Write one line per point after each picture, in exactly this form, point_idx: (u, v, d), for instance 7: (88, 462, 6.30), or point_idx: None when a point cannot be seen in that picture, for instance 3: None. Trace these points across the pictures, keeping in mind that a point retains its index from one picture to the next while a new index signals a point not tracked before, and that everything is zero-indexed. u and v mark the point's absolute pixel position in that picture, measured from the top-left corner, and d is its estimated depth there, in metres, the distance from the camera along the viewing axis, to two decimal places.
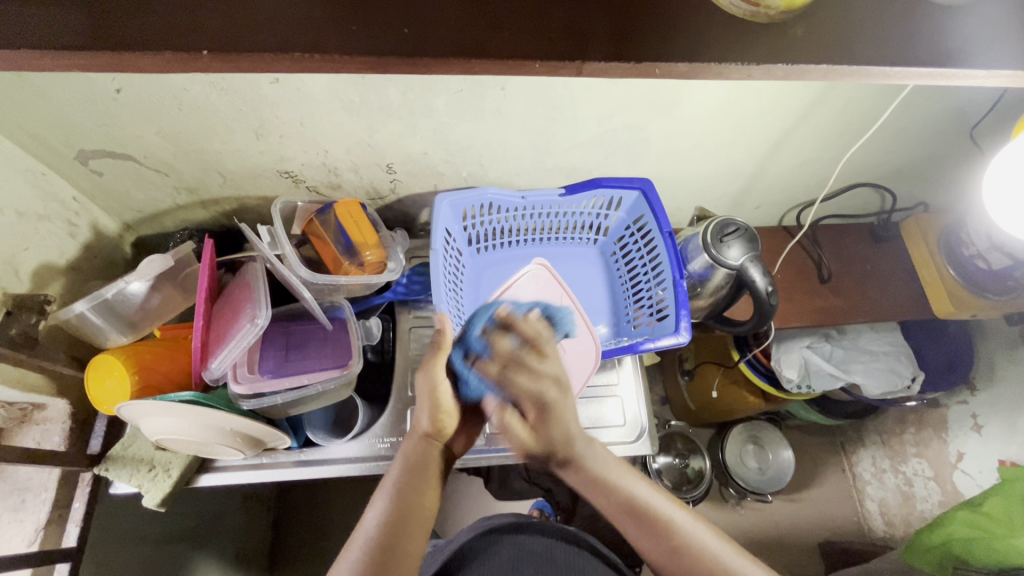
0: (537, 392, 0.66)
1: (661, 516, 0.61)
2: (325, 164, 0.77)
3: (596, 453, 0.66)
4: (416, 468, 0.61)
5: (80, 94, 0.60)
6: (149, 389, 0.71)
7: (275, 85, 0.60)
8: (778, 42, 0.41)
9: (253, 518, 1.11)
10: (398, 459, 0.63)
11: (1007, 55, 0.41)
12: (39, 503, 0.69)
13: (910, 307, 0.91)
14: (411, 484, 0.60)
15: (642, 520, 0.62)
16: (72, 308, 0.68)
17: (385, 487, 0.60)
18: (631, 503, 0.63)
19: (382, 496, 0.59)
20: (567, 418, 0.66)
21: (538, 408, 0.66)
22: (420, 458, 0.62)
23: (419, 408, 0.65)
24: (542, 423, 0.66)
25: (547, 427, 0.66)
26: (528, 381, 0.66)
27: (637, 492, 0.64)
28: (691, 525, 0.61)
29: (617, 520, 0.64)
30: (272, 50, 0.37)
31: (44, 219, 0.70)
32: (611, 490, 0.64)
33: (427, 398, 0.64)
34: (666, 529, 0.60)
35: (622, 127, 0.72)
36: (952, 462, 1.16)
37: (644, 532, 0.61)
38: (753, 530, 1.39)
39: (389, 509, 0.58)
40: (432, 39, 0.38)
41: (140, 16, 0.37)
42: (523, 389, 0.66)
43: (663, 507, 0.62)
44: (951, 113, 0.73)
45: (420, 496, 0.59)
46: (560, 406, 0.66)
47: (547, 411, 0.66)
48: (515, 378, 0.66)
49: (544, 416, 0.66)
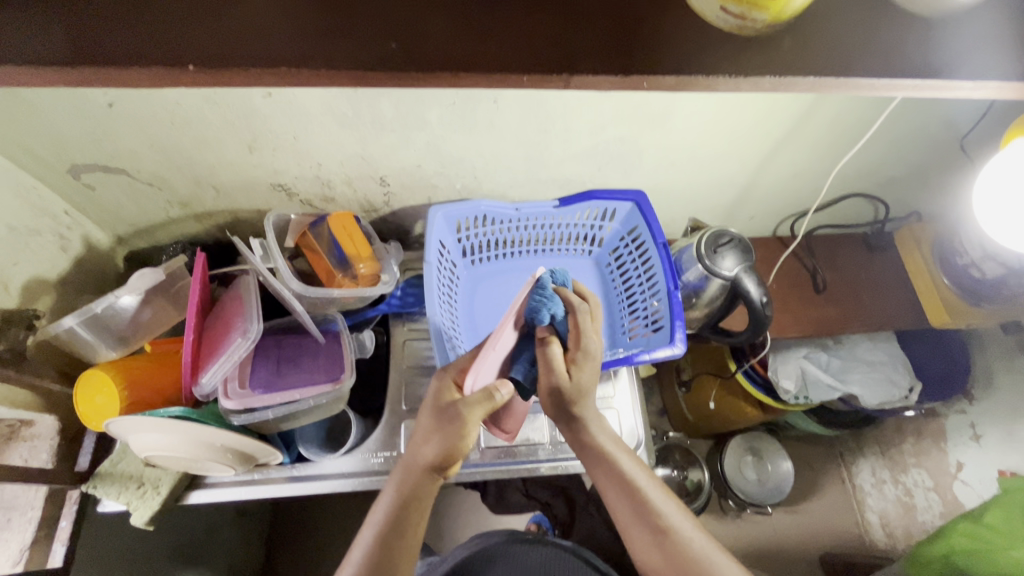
0: (591, 342, 0.63)
1: (652, 499, 0.61)
2: (319, 177, 0.77)
3: (602, 426, 0.65)
4: (411, 505, 0.59)
5: (72, 107, 0.60)
6: (139, 405, 0.70)
7: (269, 98, 0.60)
8: (765, 55, 0.41)
9: (245, 535, 1.09)
10: (392, 490, 0.60)
11: (993, 66, 0.41)
12: (24, 522, 0.67)
13: (906, 316, 0.91)
14: (403, 520, 0.58)
15: (634, 501, 0.61)
16: (62, 323, 0.67)
17: (374, 520, 0.59)
18: (627, 479, 0.62)
19: (370, 531, 0.58)
20: (593, 379, 0.64)
21: (583, 350, 0.62)
22: (417, 493, 0.60)
23: (427, 440, 0.60)
24: (577, 367, 0.62)
25: (579, 373, 0.62)
26: (590, 326, 0.63)
27: (633, 471, 0.63)
28: (679, 515, 0.61)
29: (607, 491, 0.63)
30: (261, 65, 0.37)
31: (35, 233, 0.70)
32: (609, 462, 0.63)
33: (441, 438, 0.59)
34: (654, 512, 0.60)
35: (615, 139, 0.72)
36: (952, 471, 1.16)
37: (631, 509, 0.61)
38: (753, 543, 1.37)
39: (377, 544, 0.57)
40: (421, 53, 0.39)
41: (128, 30, 0.37)
42: (586, 330, 0.63)
43: (656, 491, 0.62)
44: (942, 124, 0.73)
45: (409, 533, 0.58)
46: (598, 361, 0.63)
47: (589, 359, 0.62)
48: (583, 316, 0.63)
49: (581, 362, 0.62)
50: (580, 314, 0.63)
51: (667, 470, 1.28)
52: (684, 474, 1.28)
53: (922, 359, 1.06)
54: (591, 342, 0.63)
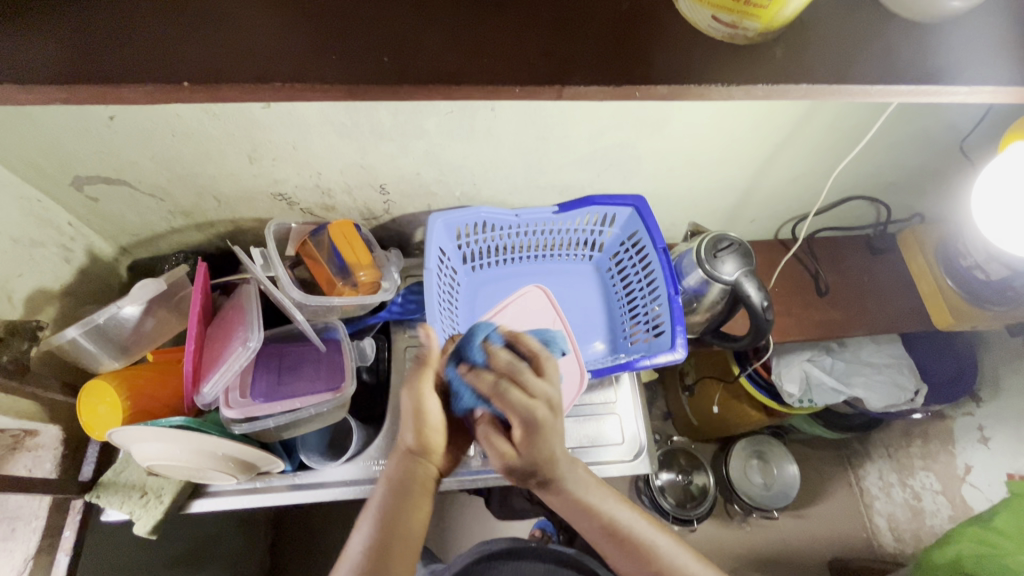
0: (528, 410, 0.55)
1: (644, 540, 0.61)
2: (319, 186, 0.77)
3: (578, 475, 0.61)
4: (400, 489, 0.60)
5: (73, 121, 0.60)
6: (141, 414, 0.70)
7: (268, 109, 0.61)
8: (758, 63, 0.41)
9: (249, 542, 1.09)
10: (383, 479, 0.61)
11: (990, 71, 0.41)
12: (29, 531, 0.68)
13: (910, 319, 0.90)
14: (395, 506, 0.59)
15: (625, 545, 0.61)
16: (64, 334, 0.68)
17: (371, 506, 0.60)
18: (615, 528, 0.61)
19: (366, 520, 0.59)
20: (554, 444, 0.57)
21: (525, 425, 0.56)
22: (404, 475, 0.61)
23: (406, 423, 0.63)
24: (528, 444, 0.56)
25: (533, 449, 0.56)
26: (519, 395, 0.56)
27: (618, 515, 0.62)
28: (672, 548, 0.61)
29: (596, 541, 0.63)
30: (255, 80, 0.37)
31: (39, 244, 0.70)
32: (593, 515, 0.61)
33: (412, 417, 0.61)
34: (648, 554, 0.60)
35: (613, 145, 0.72)
36: (960, 475, 1.14)
37: (624, 555, 0.61)
38: (760, 548, 1.36)
39: (372, 534, 0.57)
40: (415, 66, 0.39)
41: (126, 48, 0.38)
42: (516, 405, 0.56)
43: (646, 530, 0.62)
44: (942, 127, 0.73)
45: (404, 520, 0.58)
46: (549, 427, 0.56)
47: (536, 430, 0.56)
48: (507, 392, 0.56)
49: (530, 436, 0.56)
50: (504, 390, 0.56)
51: (671, 474, 1.27)
52: (689, 478, 1.27)
53: (927, 361, 1.06)
54: (528, 415, 0.55)
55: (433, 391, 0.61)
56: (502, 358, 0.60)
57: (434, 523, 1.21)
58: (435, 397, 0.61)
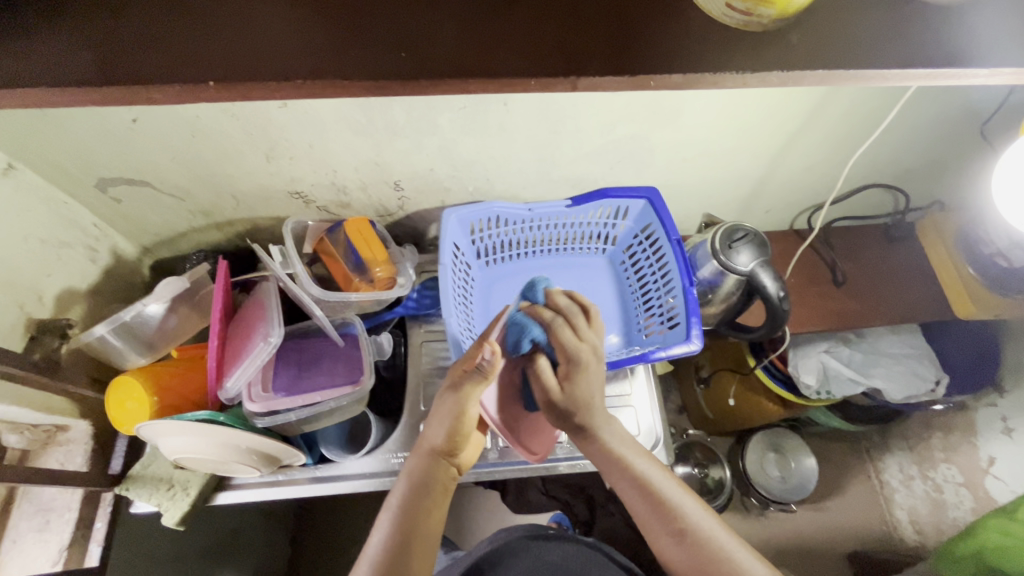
0: (576, 350, 0.63)
1: (670, 500, 0.62)
2: (334, 184, 0.78)
3: (612, 426, 0.65)
4: (423, 488, 0.61)
5: (98, 124, 0.62)
6: (168, 409, 0.72)
7: (284, 108, 0.62)
8: (772, 50, 0.41)
9: (271, 535, 1.11)
10: (405, 476, 0.63)
11: (1011, 53, 0.41)
12: (63, 523, 0.70)
13: (930, 309, 0.89)
14: (416, 505, 0.60)
15: (652, 501, 0.62)
16: (93, 331, 0.70)
17: (391, 504, 0.61)
18: (643, 481, 0.62)
19: (387, 517, 0.60)
20: (594, 388, 0.63)
21: (571, 363, 0.63)
22: (427, 476, 0.62)
23: (436, 423, 0.63)
24: (570, 381, 0.63)
25: (572, 387, 0.63)
26: (570, 338, 0.63)
27: (648, 473, 0.63)
28: (698, 513, 0.61)
29: (626, 496, 0.64)
30: (276, 79, 0.38)
31: (66, 245, 0.72)
32: (624, 466, 0.63)
33: (450, 419, 0.62)
34: (672, 511, 0.61)
35: (625, 137, 0.72)
36: (984, 467, 1.13)
37: (650, 510, 0.62)
38: (778, 541, 1.35)
39: (394, 532, 0.58)
40: (431, 60, 0.39)
41: (149, 50, 0.39)
42: (568, 344, 0.63)
43: (673, 491, 0.62)
44: (961, 111, 0.72)
45: (425, 519, 0.60)
46: (591, 371, 0.63)
47: (580, 369, 0.62)
48: (560, 329, 0.64)
49: (572, 373, 0.63)
50: (558, 326, 0.64)
51: (688, 467, 1.26)
52: (705, 471, 1.26)
53: (948, 352, 1.04)
54: (575, 352, 0.63)
55: (478, 399, 0.62)
56: (562, 302, 0.67)
57: (451, 517, 1.22)
58: (477, 406, 0.62)
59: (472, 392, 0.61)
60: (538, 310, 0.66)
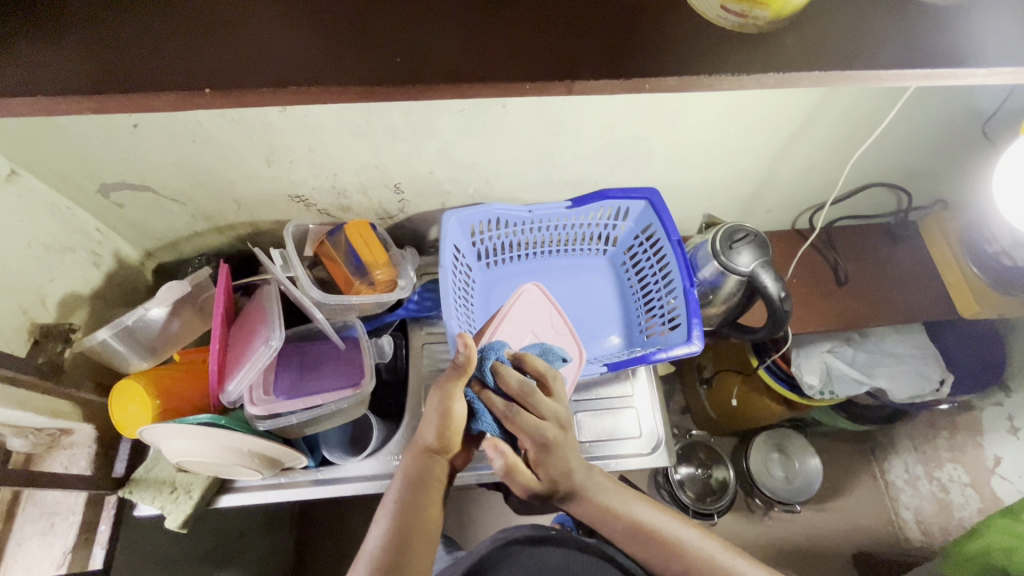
0: (539, 433, 0.61)
1: (670, 536, 0.63)
2: (334, 187, 0.78)
3: (599, 479, 0.66)
4: (418, 484, 0.62)
5: (100, 130, 0.62)
6: (170, 413, 0.73)
7: (284, 113, 0.62)
8: (767, 51, 0.41)
9: (274, 538, 1.12)
10: (400, 475, 0.63)
11: (1008, 52, 0.40)
12: (67, 526, 0.71)
13: (933, 308, 0.88)
14: (413, 501, 0.60)
15: (651, 543, 0.62)
16: (95, 336, 0.70)
17: (388, 503, 0.61)
18: (640, 526, 0.63)
19: (385, 515, 0.60)
20: (568, 460, 0.62)
21: (539, 446, 0.61)
22: (422, 472, 0.63)
23: (427, 422, 0.65)
24: (543, 465, 0.62)
25: (548, 468, 0.62)
26: (531, 420, 0.61)
27: (643, 514, 0.64)
28: (696, 538, 0.63)
29: (623, 543, 0.64)
30: (273, 85, 0.38)
31: (69, 250, 0.73)
32: (618, 517, 0.64)
33: (438, 416, 0.64)
34: (674, 550, 0.62)
35: (624, 138, 0.72)
36: (990, 467, 1.12)
37: (650, 550, 0.63)
38: (782, 542, 1.35)
39: (392, 527, 0.58)
40: (426, 66, 0.39)
41: (147, 58, 0.39)
42: (527, 427, 0.61)
43: (671, 526, 0.64)
44: (963, 110, 0.71)
45: (423, 513, 0.60)
46: (562, 444, 0.62)
47: (548, 451, 0.61)
48: (518, 416, 0.61)
49: (545, 455, 0.62)
50: (515, 415, 0.61)
51: (691, 469, 1.27)
52: (709, 472, 1.27)
53: (953, 352, 1.03)
54: (541, 435, 0.61)
55: (461, 394, 0.63)
56: (515, 380, 0.63)
57: (454, 519, 1.22)
58: (464, 402, 0.64)
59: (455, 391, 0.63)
60: (490, 397, 0.63)
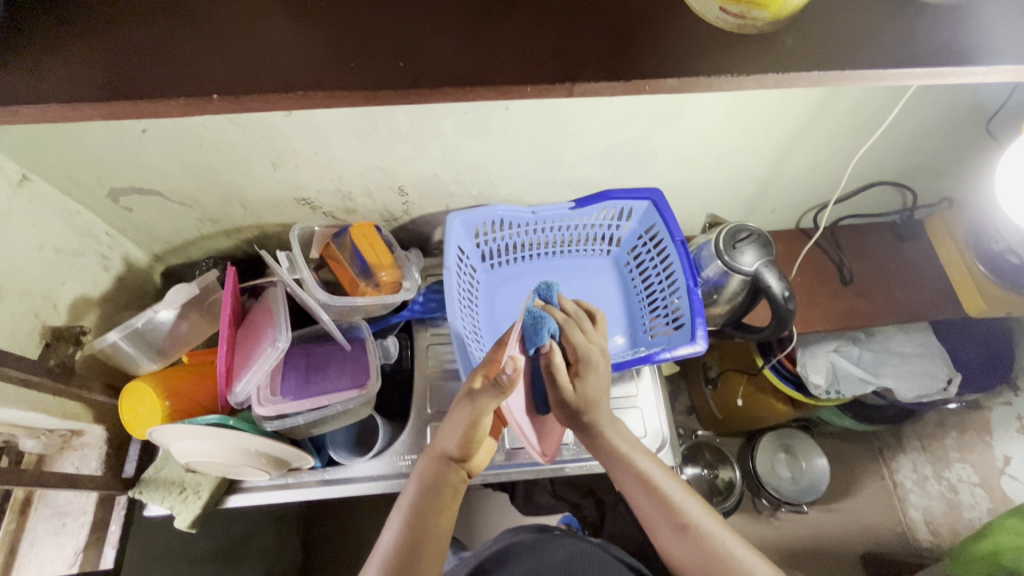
0: (588, 350, 0.61)
1: (673, 498, 0.62)
2: (340, 190, 0.79)
3: (615, 425, 0.65)
4: (432, 489, 0.62)
5: (109, 135, 0.63)
6: (180, 413, 0.74)
7: (289, 117, 0.63)
8: (767, 52, 0.41)
9: (282, 538, 1.12)
10: (416, 477, 0.63)
11: (1008, 51, 0.40)
12: (78, 527, 0.72)
13: (940, 306, 0.88)
14: (426, 506, 0.61)
15: (655, 499, 0.62)
16: (105, 338, 0.72)
17: (401, 505, 0.62)
18: (647, 478, 0.63)
19: (397, 516, 0.61)
20: (602, 388, 0.62)
21: (582, 363, 0.61)
22: (438, 478, 0.63)
23: (448, 431, 0.64)
24: (580, 380, 0.61)
25: (583, 387, 0.61)
26: (581, 335, 0.61)
27: (652, 471, 0.64)
28: (701, 515, 0.61)
29: (629, 490, 0.64)
30: (278, 90, 0.39)
31: (79, 254, 0.74)
32: (627, 462, 0.64)
33: (462, 427, 0.62)
34: (674, 508, 0.61)
35: (627, 139, 0.73)
36: (999, 466, 1.11)
37: (653, 506, 0.62)
38: (789, 542, 1.34)
39: (405, 530, 0.59)
40: (428, 69, 0.40)
41: (155, 65, 0.40)
42: (578, 344, 0.61)
43: (676, 491, 0.63)
44: (968, 108, 0.71)
45: (435, 519, 0.60)
46: (601, 371, 0.62)
47: (590, 369, 0.61)
48: (572, 330, 0.61)
49: (583, 373, 0.61)
50: (570, 328, 0.61)
51: (697, 468, 1.26)
52: (715, 472, 1.26)
53: (961, 350, 1.03)
54: (586, 352, 0.61)
55: (490, 410, 0.60)
56: (571, 306, 0.65)
57: (460, 519, 1.23)
58: (492, 415, 0.61)
59: (484, 404, 0.59)
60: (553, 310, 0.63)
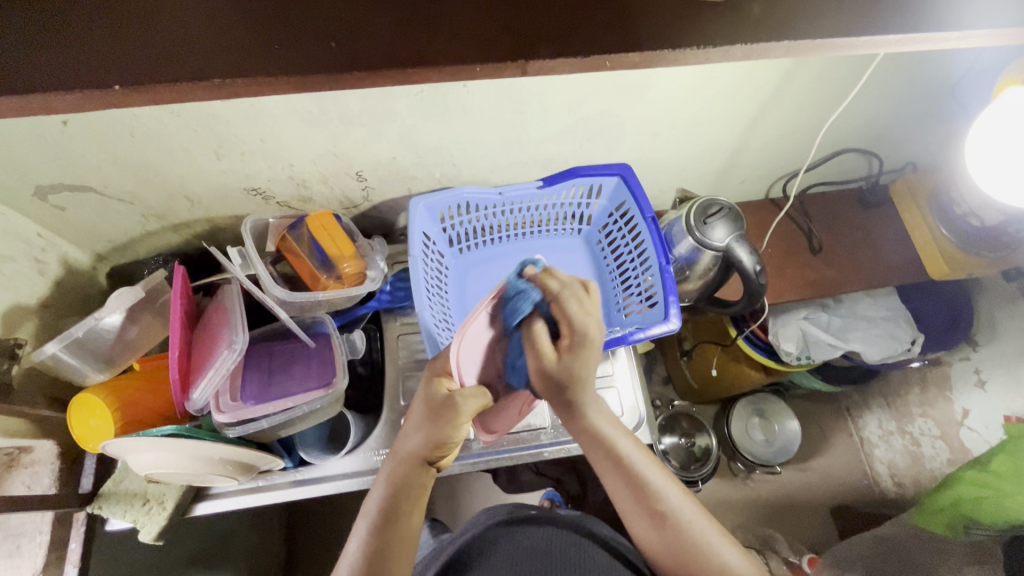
0: (585, 322, 0.56)
1: (649, 483, 0.60)
2: (293, 178, 0.74)
3: (599, 406, 0.61)
4: (401, 492, 0.58)
5: (25, 130, 0.57)
6: (134, 423, 0.70)
7: (229, 103, 0.57)
8: (732, 18, 0.38)
9: (261, 536, 1.10)
10: (384, 480, 0.60)
11: (977, 14, 0.39)
12: (34, 547, 0.68)
13: (907, 272, 0.89)
14: (394, 508, 0.58)
15: (629, 484, 0.60)
16: (43, 350, 0.67)
17: (368, 510, 0.59)
18: (625, 463, 0.60)
19: (363, 524, 0.58)
20: (592, 365, 0.58)
21: (576, 336, 0.56)
22: (408, 482, 0.59)
23: (413, 429, 0.60)
24: (572, 352, 0.56)
25: (573, 359, 0.56)
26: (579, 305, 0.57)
27: (631, 455, 0.61)
28: (680, 498, 0.60)
29: (606, 474, 0.62)
30: (193, 78, 0.35)
31: (9, 259, 0.68)
32: (608, 448, 0.61)
33: (427, 422, 0.58)
34: (654, 495, 0.59)
35: (593, 114, 0.69)
36: (959, 419, 1.18)
37: (628, 492, 0.60)
38: (765, 503, 1.38)
39: (370, 540, 0.56)
40: (366, 49, 0.36)
41: (52, 51, 0.35)
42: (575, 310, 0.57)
43: (654, 475, 0.60)
44: (934, 73, 0.70)
45: (405, 521, 0.58)
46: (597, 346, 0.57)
47: (584, 344, 0.56)
48: (569, 299, 0.58)
49: (576, 346, 0.56)
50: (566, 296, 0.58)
51: (675, 438, 1.27)
52: (692, 440, 1.27)
53: (924, 311, 1.05)
54: (582, 324, 0.56)
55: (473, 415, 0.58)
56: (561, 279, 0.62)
57: (441, 502, 1.22)
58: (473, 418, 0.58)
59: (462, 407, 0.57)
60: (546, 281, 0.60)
